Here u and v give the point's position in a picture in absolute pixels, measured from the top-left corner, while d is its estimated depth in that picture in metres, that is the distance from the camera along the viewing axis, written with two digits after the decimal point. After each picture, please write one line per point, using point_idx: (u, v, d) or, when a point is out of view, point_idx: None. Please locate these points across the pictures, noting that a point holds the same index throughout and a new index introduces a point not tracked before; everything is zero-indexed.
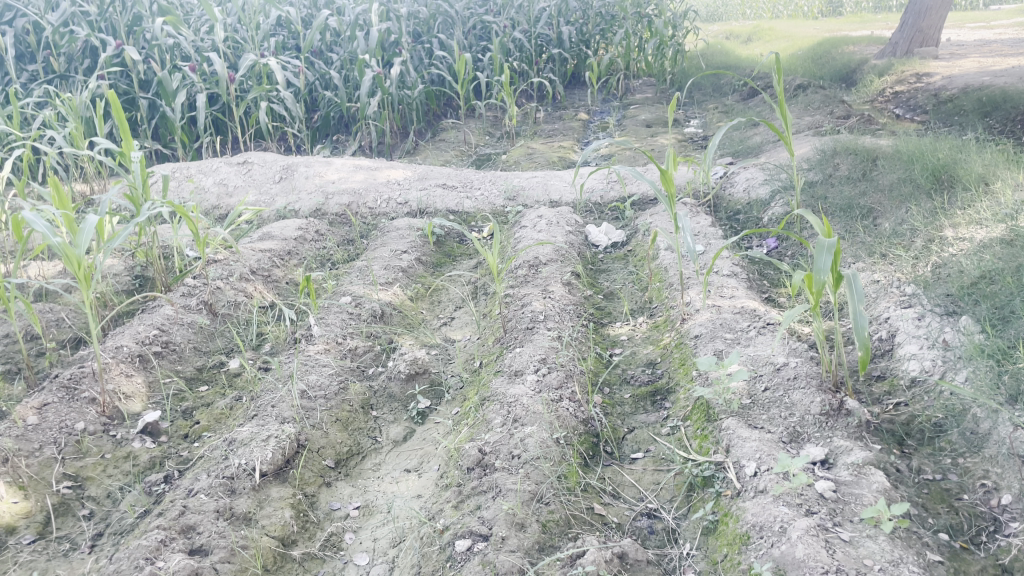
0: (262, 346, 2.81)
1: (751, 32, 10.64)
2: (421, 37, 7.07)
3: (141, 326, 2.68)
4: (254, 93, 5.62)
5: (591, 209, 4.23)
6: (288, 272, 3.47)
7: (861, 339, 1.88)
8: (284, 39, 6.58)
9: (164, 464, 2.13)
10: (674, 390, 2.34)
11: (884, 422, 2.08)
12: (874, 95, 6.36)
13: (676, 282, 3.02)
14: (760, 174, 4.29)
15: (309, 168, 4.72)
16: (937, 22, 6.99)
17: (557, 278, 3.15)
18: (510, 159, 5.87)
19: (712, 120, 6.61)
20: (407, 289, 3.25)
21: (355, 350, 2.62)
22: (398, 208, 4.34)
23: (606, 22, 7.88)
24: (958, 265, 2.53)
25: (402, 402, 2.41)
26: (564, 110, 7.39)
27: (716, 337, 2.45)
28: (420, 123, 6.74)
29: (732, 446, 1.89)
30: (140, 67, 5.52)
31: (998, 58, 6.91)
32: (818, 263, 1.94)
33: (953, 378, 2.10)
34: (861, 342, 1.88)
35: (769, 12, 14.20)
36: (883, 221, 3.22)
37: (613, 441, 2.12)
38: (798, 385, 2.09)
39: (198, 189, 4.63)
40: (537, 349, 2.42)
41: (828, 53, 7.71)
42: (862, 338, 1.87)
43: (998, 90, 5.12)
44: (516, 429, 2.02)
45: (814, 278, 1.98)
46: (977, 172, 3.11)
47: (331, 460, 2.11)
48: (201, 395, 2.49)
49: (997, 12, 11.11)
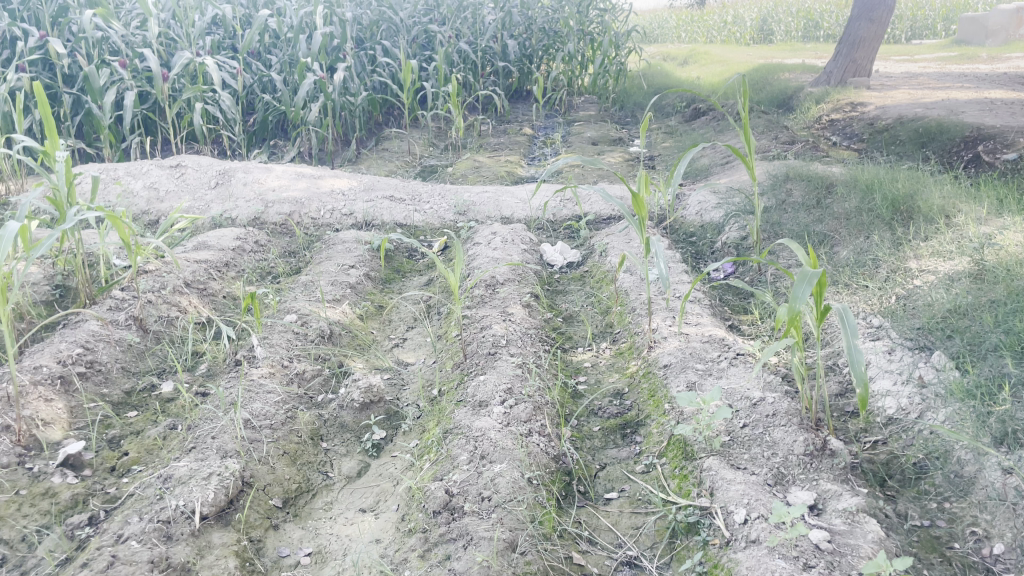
0: (197, 367, 2.59)
1: (688, 55, 10.79)
2: (364, 44, 6.89)
3: (63, 343, 2.43)
4: (188, 94, 5.34)
5: (544, 227, 4.12)
6: (226, 285, 3.25)
7: (859, 375, 1.79)
8: (221, 38, 6.31)
9: (88, 502, 1.89)
10: (645, 423, 2.23)
11: (865, 461, 2.01)
12: (811, 122, 6.47)
13: (639, 307, 2.92)
14: (713, 198, 4.26)
15: (248, 174, 4.48)
16: (869, 53, 7.10)
17: (515, 299, 3.01)
18: (456, 172, 5.73)
19: (656, 140, 6.62)
20: (357, 307, 3.08)
21: (303, 374, 2.43)
22: (343, 218, 4.15)
23: (549, 39, 7.86)
24: (926, 299, 2.49)
25: (355, 433, 2.23)
26: (509, 124, 7.30)
27: (687, 367, 2.35)
28: (362, 131, 6.56)
29: (716, 489, 1.79)
30: (65, 61, 5.20)
31: (927, 90, 7.11)
32: (796, 293, 1.87)
33: (934, 417, 2.05)
34: (859, 379, 1.79)
35: (704, 36, 14.47)
36: (842, 249, 3.20)
37: (586, 480, 2.00)
38: (778, 422, 2.00)
39: (126, 192, 4.34)
40: (501, 378, 2.29)
41: (766, 78, 7.83)
42: (862, 377, 1.78)
43: (935, 121, 5.23)
44: (485, 467, 1.87)
45: (793, 308, 1.90)
46: (937, 205, 3.11)
47: (278, 499, 1.92)
48: (129, 421, 2.26)
49: (919, 46, 11.52)
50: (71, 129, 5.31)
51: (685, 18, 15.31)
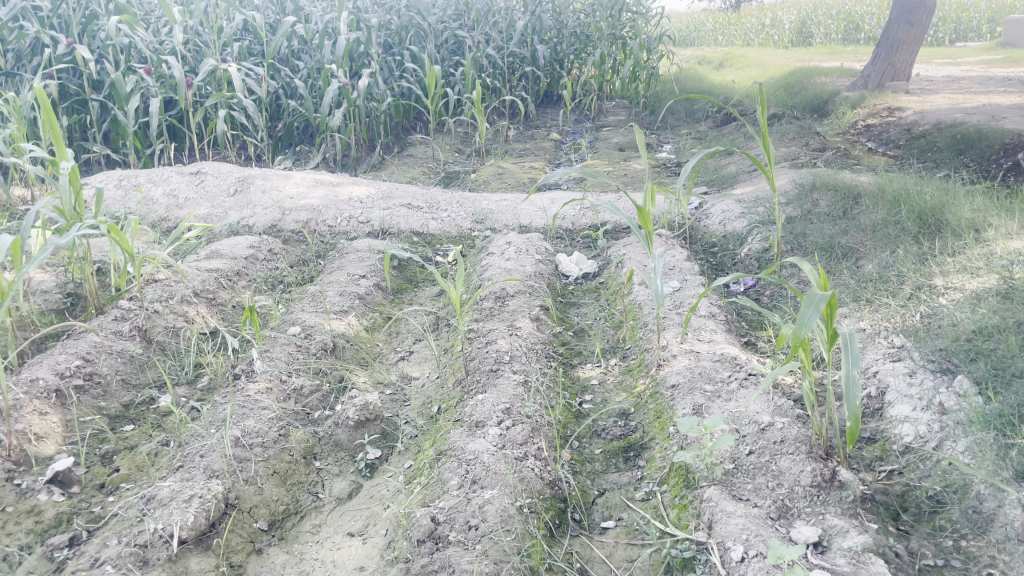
0: (198, 381, 2.56)
1: (723, 59, 10.63)
2: (392, 49, 6.86)
3: (62, 355, 2.42)
4: (212, 101, 5.35)
5: (561, 237, 4.04)
6: (236, 295, 3.22)
7: (850, 407, 1.70)
8: (249, 44, 6.31)
9: (72, 522, 1.86)
10: (649, 447, 2.14)
11: (877, 492, 1.91)
12: (846, 128, 6.29)
13: (651, 322, 2.83)
14: (737, 207, 4.14)
15: (266, 182, 4.47)
16: (908, 57, 6.91)
17: (525, 312, 2.94)
18: (479, 178, 5.67)
19: (685, 146, 6.50)
20: (364, 319, 3.02)
21: (301, 390, 2.39)
22: (359, 227, 4.11)
23: (580, 43, 7.76)
24: (951, 319, 2.37)
25: (349, 453, 2.17)
26: (536, 130, 7.22)
27: (695, 389, 2.25)
28: (387, 137, 6.53)
29: (715, 523, 1.70)
30: (91, 68, 5.24)
31: (968, 95, 6.89)
32: (802, 317, 1.77)
33: (953, 447, 1.93)
34: (850, 412, 1.70)
35: (740, 38, 14.19)
36: (866, 263, 3.08)
37: (582, 507, 1.92)
38: (786, 450, 1.90)
39: (146, 200, 4.36)
40: (501, 397, 2.22)
41: (801, 82, 7.66)
42: (853, 409, 1.70)
43: (973, 128, 5.05)
44: (474, 493, 1.81)
45: (798, 332, 1.80)
46: (966, 218, 2.97)
47: (263, 521, 1.87)
48: (124, 436, 2.24)
49: (963, 49, 11.20)
50: (97, 135, 5.36)
51: (722, 20, 15.11)
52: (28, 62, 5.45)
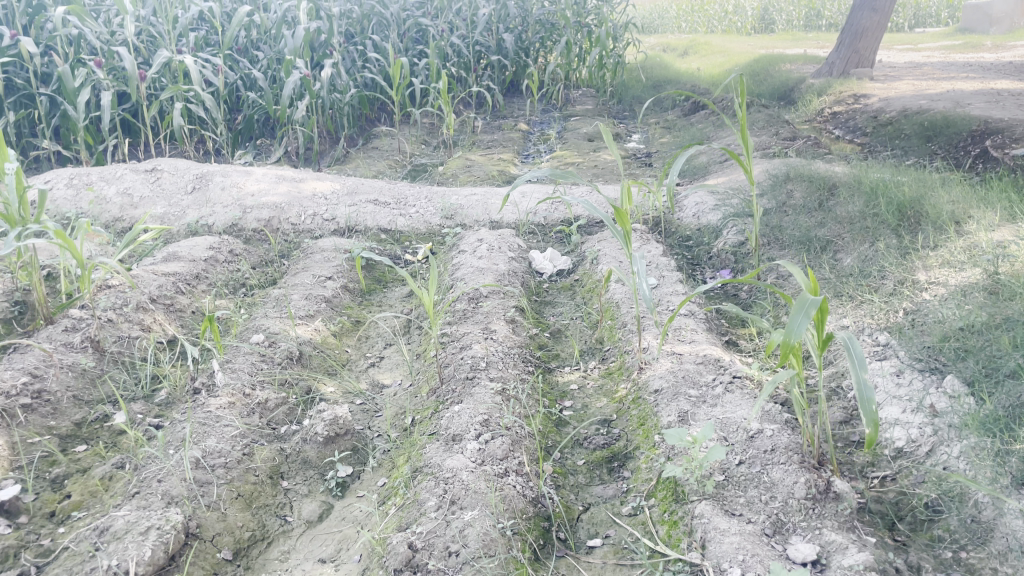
0: (156, 394, 2.42)
1: (688, 47, 10.57)
2: (353, 38, 6.66)
3: (7, 372, 2.25)
4: (168, 94, 5.14)
5: (534, 232, 3.93)
6: (196, 299, 3.07)
7: (869, 414, 1.62)
8: (205, 35, 6.09)
9: (19, 557, 1.70)
10: (634, 457, 2.05)
11: (872, 501, 1.85)
12: (813, 115, 6.26)
13: (630, 323, 2.73)
14: (711, 199, 4.07)
15: (226, 178, 4.30)
16: (871, 43, 6.89)
17: (500, 315, 2.82)
18: (447, 171, 5.53)
19: (654, 136, 6.42)
20: (331, 323, 2.89)
21: (265, 404, 2.26)
22: (324, 224, 3.97)
23: (545, 31, 7.64)
24: (936, 316, 2.32)
25: (318, 470, 2.06)
26: (504, 120, 7.09)
27: (679, 394, 2.16)
28: (351, 129, 6.35)
29: (709, 542, 1.63)
30: (38, 61, 5.00)
31: (931, 80, 6.89)
32: (792, 326, 1.69)
33: (947, 452, 1.87)
34: (869, 419, 1.63)
35: (704, 25, 14.00)
36: (845, 257, 3.03)
37: (567, 525, 1.82)
38: (777, 459, 1.82)
39: (99, 199, 4.17)
40: (478, 408, 2.12)
41: (766, 70, 7.62)
42: (871, 415, 1.62)
43: (940, 114, 5.03)
44: (454, 515, 1.71)
45: (788, 341, 1.72)
46: (946, 209, 2.93)
47: (228, 550, 1.75)
48: (76, 458, 2.10)
49: (922, 35, 11.27)
50: (46, 131, 5.12)
51: (685, 7, 15.03)
52: None
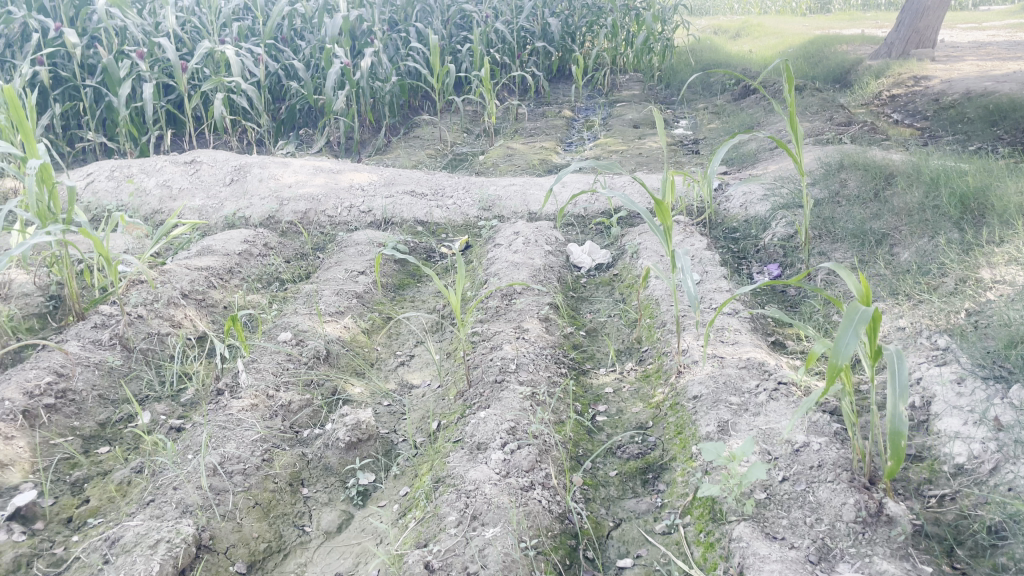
0: (181, 394, 2.38)
1: (741, 28, 10.23)
2: (397, 26, 6.56)
3: (32, 371, 2.23)
4: (209, 85, 5.12)
5: (573, 224, 3.80)
6: (228, 294, 3.03)
7: (894, 446, 1.50)
8: (249, 25, 6.06)
9: (32, 565, 1.67)
10: (670, 468, 1.93)
11: (928, 523, 1.71)
12: (869, 98, 5.98)
13: (669, 322, 2.60)
14: (760, 188, 3.88)
15: (264, 170, 4.26)
16: (932, 22, 6.55)
17: (533, 313, 2.72)
18: (487, 161, 5.43)
19: (702, 122, 6.21)
20: (361, 320, 2.82)
21: (289, 406, 2.20)
22: (360, 217, 3.90)
23: (592, 15, 7.43)
24: (1001, 318, 2.14)
25: (340, 478, 1.99)
26: (548, 106, 6.93)
27: (719, 402, 2.03)
28: (393, 117, 6.27)
29: (747, 569, 1.52)
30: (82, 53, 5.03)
31: (997, 61, 6.54)
32: (840, 342, 1.54)
33: (1012, 471, 1.72)
34: (894, 451, 1.51)
35: (757, 6, 13.52)
36: (902, 252, 2.85)
37: (594, 543, 1.73)
38: (824, 477, 1.70)
39: (138, 191, 4.17)
40: (505, 414, 2.02)
41: (820, 51, 7.33)
42: (897, 448, 1.50)
43: (1006, 97, 4.74)
44: (474, 532, 1.63)
45: (835, 358, 1.58)
46: (1012, 202, 2.72)
47: (242, 563, 1.70)
48: (98, 460, 2.07)
49: (987, 13, 10.76)
50: (91, 123, 5.16)
51: None
52: (20, 49, 5.27)
